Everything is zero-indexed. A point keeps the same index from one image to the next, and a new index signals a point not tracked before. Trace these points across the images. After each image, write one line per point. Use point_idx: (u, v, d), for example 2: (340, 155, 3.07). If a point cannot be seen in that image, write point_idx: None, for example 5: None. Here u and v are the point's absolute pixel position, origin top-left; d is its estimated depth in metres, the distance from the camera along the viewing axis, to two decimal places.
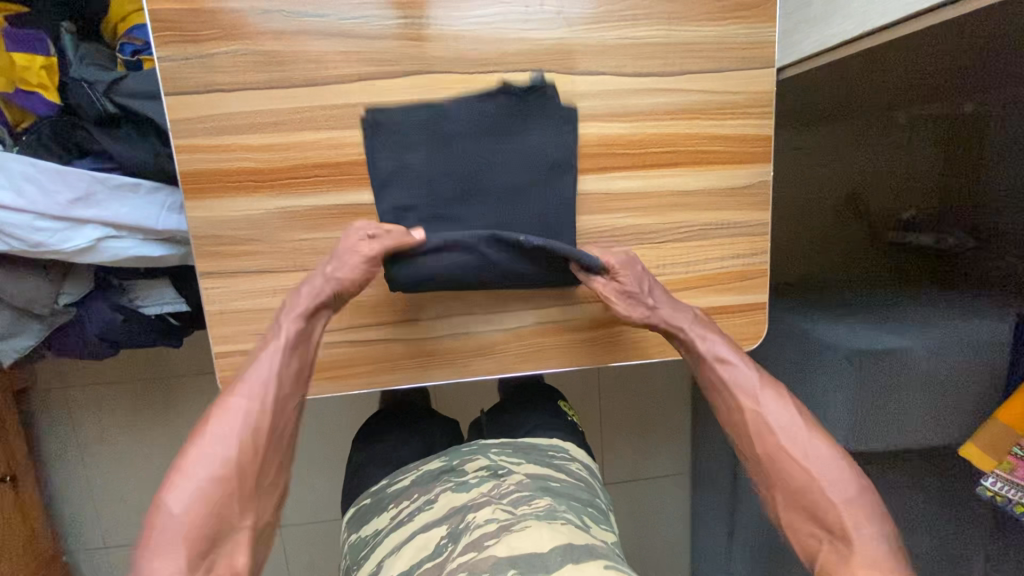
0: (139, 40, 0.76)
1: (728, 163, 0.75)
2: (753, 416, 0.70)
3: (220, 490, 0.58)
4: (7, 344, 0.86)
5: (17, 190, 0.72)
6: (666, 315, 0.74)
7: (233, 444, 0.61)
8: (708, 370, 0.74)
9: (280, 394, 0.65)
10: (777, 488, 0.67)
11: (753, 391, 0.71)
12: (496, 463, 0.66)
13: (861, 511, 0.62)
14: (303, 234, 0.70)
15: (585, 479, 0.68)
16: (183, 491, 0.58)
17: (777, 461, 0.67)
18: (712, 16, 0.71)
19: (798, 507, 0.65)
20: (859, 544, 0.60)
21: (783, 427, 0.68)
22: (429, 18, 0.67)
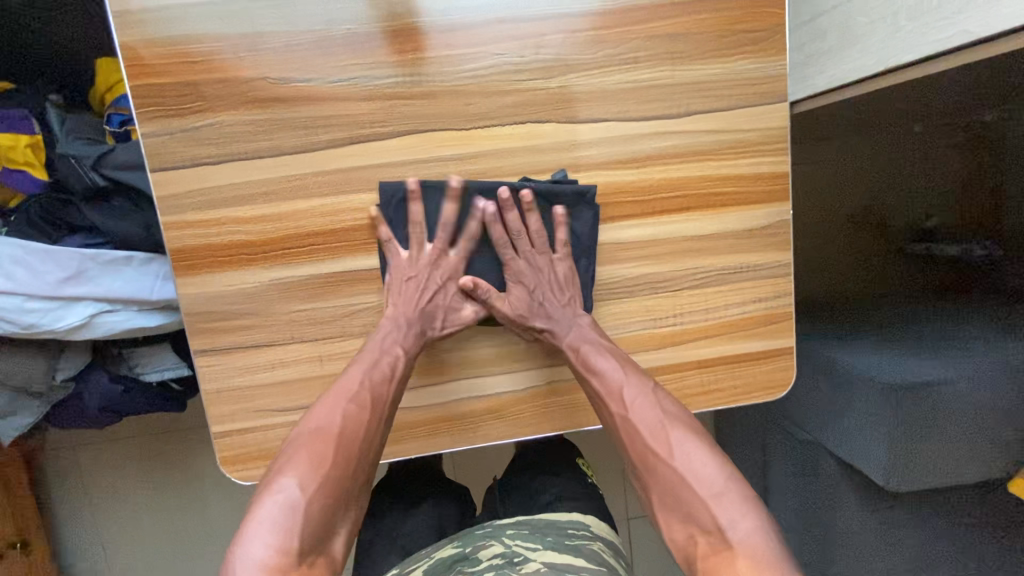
0: (125, 108, 0.74)
1: (743, 204, 0.71)
2: (625, 421, 0.65)
3: (334, 485, 0.56)
4: (7, 423, 0.84)
5: (6, 273, 0.70)
6: (561, 333, 0.69)
7: (350, 438, 0.60)
8: (582, 382, 0.69)
9: (380, 401, 0.64)
10: (654, 491, 0.61)
11: (625, 391, 0.66)
12: (512, 550, 0.63)
13: (735, 504, 0.56)
14: (300, 304, 0.67)
15: (606, 561, 0.63)
16: (291, 475, 0.55)
17: (651, 464, 0.62)
18: (718, 52, 0.67)
19: (677, 510, 0.59)
20: (737, 542, 0.53)
21: (654, 429, 0.63)
22: (421, 75, 0.64)
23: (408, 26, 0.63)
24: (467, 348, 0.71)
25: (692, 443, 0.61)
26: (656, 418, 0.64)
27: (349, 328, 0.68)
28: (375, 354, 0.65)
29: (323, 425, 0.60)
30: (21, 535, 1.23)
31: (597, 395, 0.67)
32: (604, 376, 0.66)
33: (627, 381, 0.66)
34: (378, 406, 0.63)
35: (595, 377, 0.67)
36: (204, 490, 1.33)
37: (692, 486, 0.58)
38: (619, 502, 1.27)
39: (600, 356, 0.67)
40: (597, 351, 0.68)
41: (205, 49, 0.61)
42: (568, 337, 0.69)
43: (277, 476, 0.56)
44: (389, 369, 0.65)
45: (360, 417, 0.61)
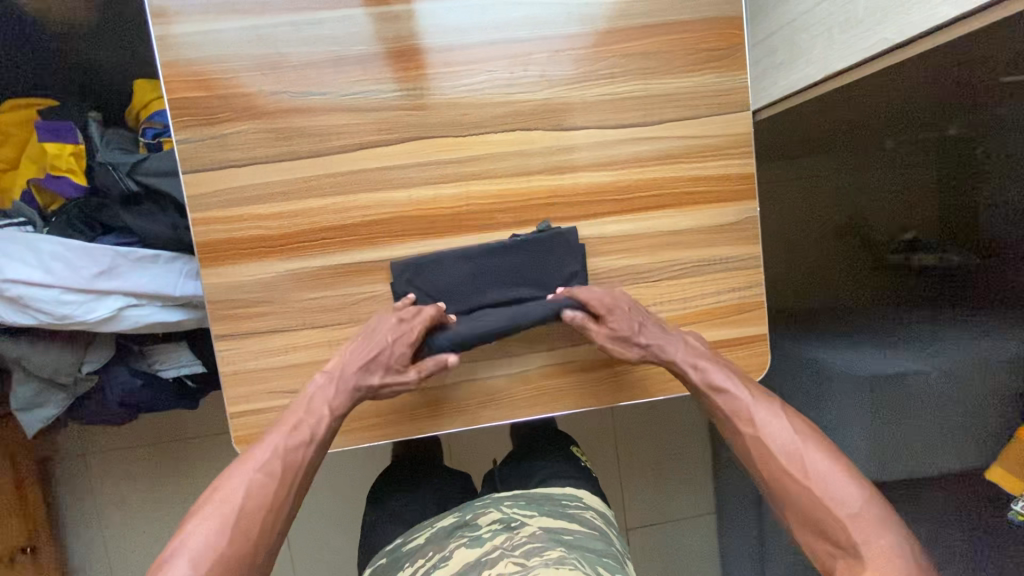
0: (159, 123, 0.83)
1: (713, 202, 0.79)
2: (755, 442, 0.68)
3: (229, 560, 0.58)
4: (34, 416, 0.90)
5: (45, 267, 0.77)
6: (667, 349, 0.74)
7: (250, 511, 0.61)
8: (703, 399, 0.73)
9: (292, 470, 0.65)
10: (786, 509, 0.65)
11: (753, 410, 0.70)
12: (510, 516, 0.69)
13: (872, 523, 0.60)
14: (311, 293, 0.74)
15: (598, 526, 0.70)
16: (187, 553, 0.58)
17: (784, 484, 0.65)
18: (686, 67, 0.76)
19: (811, 526, 0.63)
20: (870, 557, 0.58)
21: (786, 447, 0.66)
22: (424, 89, 0.73)
23: (412, 47, 0.72)
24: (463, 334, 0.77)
25: (820, 458, 0.65)
26: (785, 435, 0.67)
27: (356, 315, 0.75)
28: (310, 416, 0.68)
29: (224, 501, 0.62)
30: (32, 540, 1.27)
31: (717, 410, 0.72)
32: (722, 395, 0.71)
33: (754, 402, 0.70)
34: (288, 474, 0.65)
35: (719, 395, 0.72)
36: None
37: (824, 504, 0.62)
38: (616, 506, 1.30)
39: (722, 374, 0.72)
40: (686, 365, 0.73)
41: (234, 67, 0.70)
42: (675, 354, 0.74)
43: (176, 553, 0.58)
44: (310, 433, 0.67)
45: (267, 489, 0.63)
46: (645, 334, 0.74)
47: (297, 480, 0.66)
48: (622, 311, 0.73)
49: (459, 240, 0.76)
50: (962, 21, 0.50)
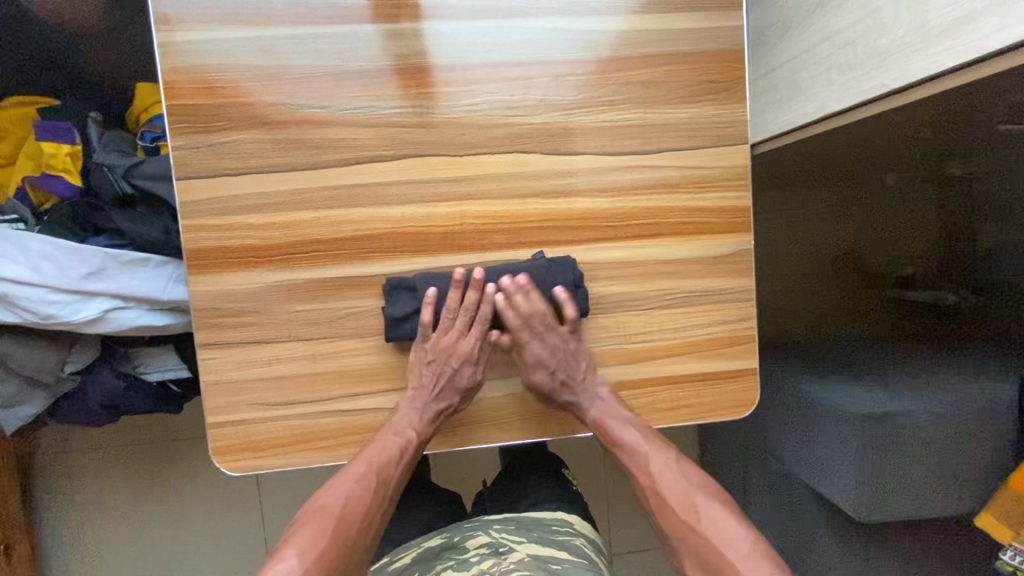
0: (159, 128, 0.83)
1: (709, 233, 0.78)
2: (655, 493, 0.72)
3: (330, 554, 0.64)
4: (13, 413, 0.89)
5: (34, 266, 0.76)
6: (588, 397, 0.76)
7: (347, 515, 0.67)
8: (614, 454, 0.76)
9: (387, 483, 0.71)
10: (683, 558, 0.67)
11: (655, 466, 0.73)
12: (497, 541, 0.71)
13: (760, 565, 0.62)
14: (298, 305, 0.73)
15: (588, 555, 0.70)
16: (294, 550, 0.63)
17: (682, 534, 0.68)
18: (686, 98, 0.76)
19: (707, 573, 0.65)
20: None
21: (683, 499, 0.70)
22: (423, 106, 0.73)
23: (414, 65, 0.72)
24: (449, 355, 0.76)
25: (715, 508, 0.69)
26: (684, 486, 0.72)
27: (343, 329, 0.74)
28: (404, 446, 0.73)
29: (326, 505, 0.68)
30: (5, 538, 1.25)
31: (624, 461, 0.75)
32: (627, 443, 0.74)
33: (656, 457, 0.74)
34: (382, 486, 0.71)
35: (623, 449, 0.75)
36: (192, 502, 1.36)
37: (719, 548, 0.65)
38: (602, 530, 1.28)
39: (628, 428, 0.75)
40: (623, 438, 0.74)
41: (234, 76, 0.70)
42: (592, 404, 0.76)
43: (281, 550, 0.63)
44: (400, 450, 0.72)
45: (363, 497, 0.69)
46: (604, 405, 0.76)
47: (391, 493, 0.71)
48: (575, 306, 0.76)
49: (450, 259, 0.75)
50: (980, 64, 0.48)
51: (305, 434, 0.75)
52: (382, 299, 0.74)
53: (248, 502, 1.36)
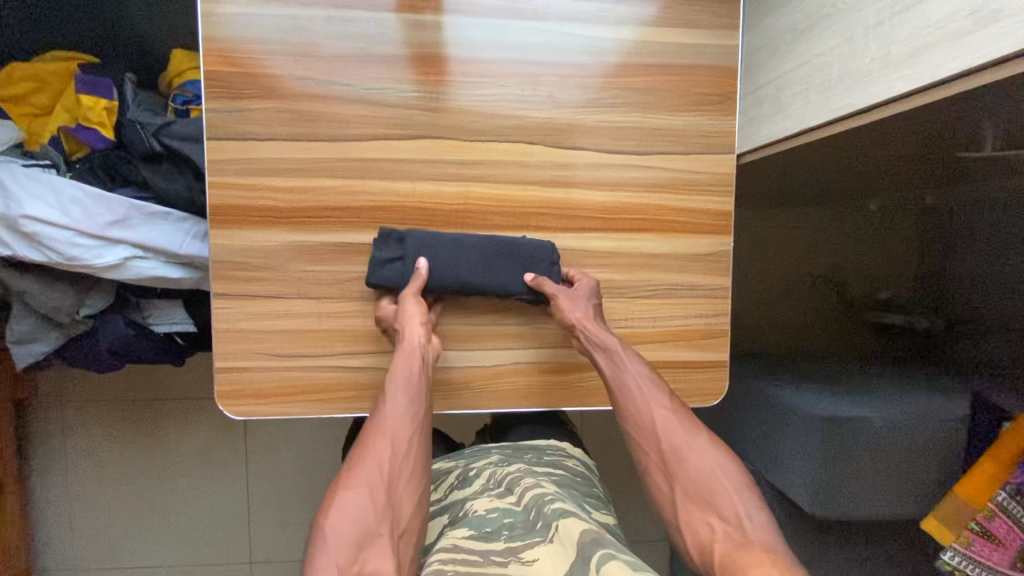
0: (189, 92, 0.89)
1: (693, 232, 0.85)
2: (651, 428, 0.75)
3: (364, 501, 0.65)
4: (26, 349, 0.93)
5: (63, 210, 0.81)
6: (598, 333, 0.79)
7: (378, 464, 0.68)
8: (617, 383, 0.78)
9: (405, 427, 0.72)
10: (676, 485, 0.71)
11: (660, 400, 0.77)
12: (497, 458, 0.87)
13: (749, 498, 0.67)
14: (309, 266, 0.79)
15: (578, 471, 0.88)
16: (340, 502, 0.65)
17: (680, 462, 0.72)
18: (681, 107, 0.83)
19: (699, 498, 0.69)
20: (751, 526, 0.64)
21: (683, 432, 0.74)
22: (440, 92, 0.79)
23: (434, 54, 0.78)
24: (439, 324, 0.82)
25: (708, 446, 0.73)
26: (679, 424, 0.75)
27: (349, 291, 0.80)
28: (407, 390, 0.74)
29: (357, 451, 0.70)
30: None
31: (619, 394, 0.78)
32: (624, 378, 0.78)
33: (661, 393, 0.78)
34: (405, 429, 0.72)
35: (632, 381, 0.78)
36: (182, 458, 1.41)
37: (715, 480, 0.69)
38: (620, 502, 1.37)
39: (637, 365, 0.78)
40: (621, 377, 0.78)
41: (267, 49, 0.76)
42: (605, 338, 0.79)
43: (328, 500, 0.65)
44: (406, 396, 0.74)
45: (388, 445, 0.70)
46: (600, 357, 0.79)
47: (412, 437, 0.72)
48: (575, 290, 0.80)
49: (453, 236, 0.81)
50: (934, 89, 0.54)
51: (306, 386, 0.80)
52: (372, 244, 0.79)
53: (236, 463, 1.42)
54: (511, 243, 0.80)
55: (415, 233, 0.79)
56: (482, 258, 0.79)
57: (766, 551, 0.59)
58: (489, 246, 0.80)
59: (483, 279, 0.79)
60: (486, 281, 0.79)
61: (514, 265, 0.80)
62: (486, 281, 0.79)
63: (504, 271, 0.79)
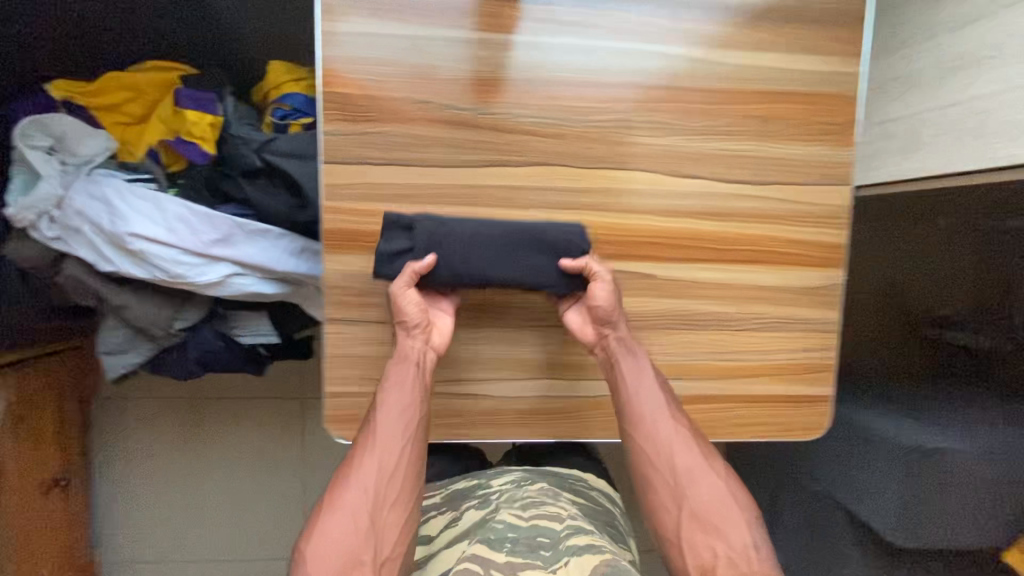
0: (288, 105, 0.86)
1: (804, 265, 0.83)
2: (664, 448, 0.76)
3: (352, 527, 0.68)
4: (118, 359, 0.94)
5: (169, 227, 0.80)
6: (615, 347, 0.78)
7: (366, 484, 0.70)
8: (629, 397, 0.77)
9: (390, 441, 0.72)
10: (685, 508, 0.74)
11: (670, 420, 0.78)
12: (518, 478, 0.89)
13: (752, 527, 0.73)
14: (421, 292, 0.78)
15: (598, 503, 0.91)
16: (327, 527, 0.68)
17: (692, 485, 0.75)
18: (801, 136, 0.80)
19: (705, 527, 0.73)
20: (756, 563, 0.70)
21: (693, 456, 0.76)
22: (558, 118, 0.77)
23: (554, 79, 0.76)
24: (503, 346, 0.82)
25: (715, 475, 0.76)
26: (689, 445, 0.77)
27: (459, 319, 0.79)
28: (401, 404, 0.74)
29: (348, 469, 0.72)
30: (65, 474, 1.31)
31: (633, 409, 0.77)
32: (639, 393, 0.77)
33: (672, 413, 0.78)
34: (393, 448, 0.72)
35: (644, 397, 0.77)
36: (242, 457, 1.42)
37: (722, 507, 0.74)
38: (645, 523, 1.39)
39: (650, 380, 0.78)
40: (640, 391, 0.77)
41: (387, 71, 0.74)
42: (621, 352, 0.78)
43: (316, 522, 0.69)
44: (394, 410, 0.73)
45: (376, 464, 0.71)
46: (620, 362, 0.78)
47: (401, 454, 0.73)
48: (595, 287, 0.77)
49: None
50: None
51: None
52: (380, 233, 0.76)
53: (296, 464, 1.43)
54: (541, 228, 0.77)
55: (431, 223, 0.75)
56: (502, 250, 0.76)
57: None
58: (504, 236, 0.76)
59: (506, 271, 0.76)
60: (508, 274, 0.77)
61: (537, 256, 0.77)
62: (508, 274, 0.77)
63: (526, 264, 0.77)
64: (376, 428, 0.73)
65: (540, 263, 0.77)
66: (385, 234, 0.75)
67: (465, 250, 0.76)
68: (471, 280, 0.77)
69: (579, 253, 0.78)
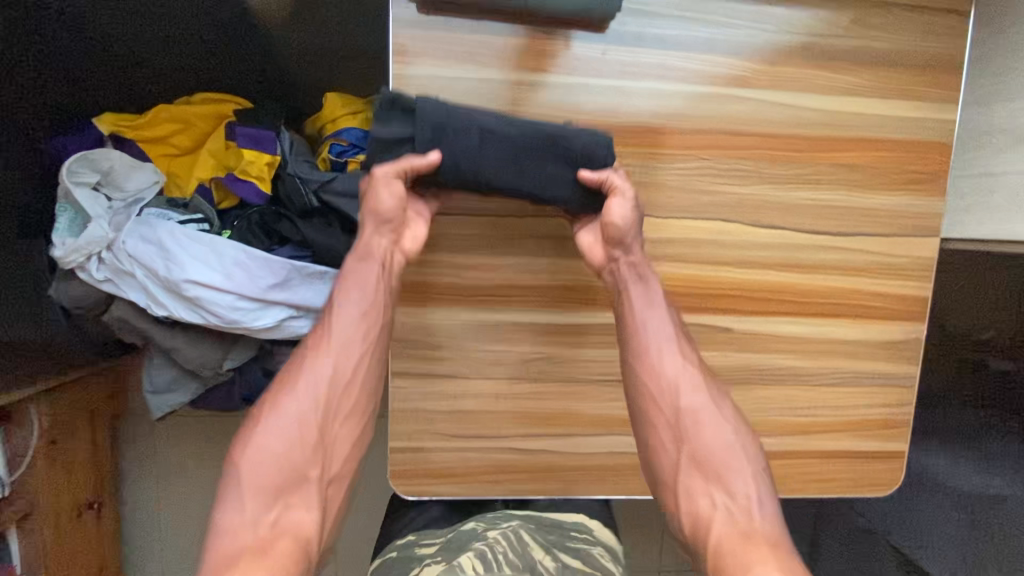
0: (344, 141, 0.82)
1: (885, 318, 0.80)
2: (668, 383, 0.70)
3: (295, 432, 0.66)
4: (165, 399, 0.90)
5: (226, 273, 0.77)
6: (627, 261, 0.71)
7: (316, 391, 0.67)
8: (628, 315, 0.71)
9: (350, 353, 0.69)
10: (682, 449, 0.69)
11: (672, 346, 0.71)
12: (523, 540, 0.78)
13: (757, 478, 0.68)
14: (490, 345, 0.75)
15: (601, 566, 0.78)
16: (270, 437, 0.65)
17: (693, 425, 0.69)
18: (890, 185, 0.77)
19: (711, 480, 0.67)
20: (758, 517, 0.65)
21: (693, 390, 0.70)
22: (638, 165, 0.73)
23: (636, 124, 0.72)
24: (574, 402, 0.77)
25: (722, 419, 0.70)
26: (697, 384, 0.71)
27: (529, 372, 0.76)
28: (365, 313, 0.69)
29: (297, 373, 0.68)
30: (99, 497, 1.27)
31: (637, 339, 0.71)
32: (645, 323, 0.71)
33: (676, 340, 0.72)
34: (350, 360, 0.69)
35: (648, 320, 0.71)
36: None
37: (726, 455, 0.68)
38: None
39: (653, 302, 0.71)
40: (645, 320, 0.71)
41: None
42: (630, 266, 0.71)
43: (257, 420, 0.66)
44: (355, 317, 0.69)
45: (330, 373, 0.68)
46: (630, 289, 0.71)
47: (358, 368, 0.69)
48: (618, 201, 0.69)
49: None
50: None
51: (479, 467, 0.77)
52: (375, 113, 0.68)
53: None
54: (554, 132, 0.68)
55: (437, 108, 0.66)
56: (512, 149, 0.67)
57: (769, 549, 0.61)
58: (509, 140, 0.67)
59: (513, 175, 0.68)
60: (515, 180, 0.68)
61: (550, 163, 0.69)
62: (516, 178, 0.68)
63: (537, 168, 0.69)
64: (331, 330, 0.69)
65: (552, 171, 0.69)
66: (382, 112, 0.67)
67: (470, 144, 0.67)
68: (471, 180, 0.69)
69: (600, 163, 0.69)
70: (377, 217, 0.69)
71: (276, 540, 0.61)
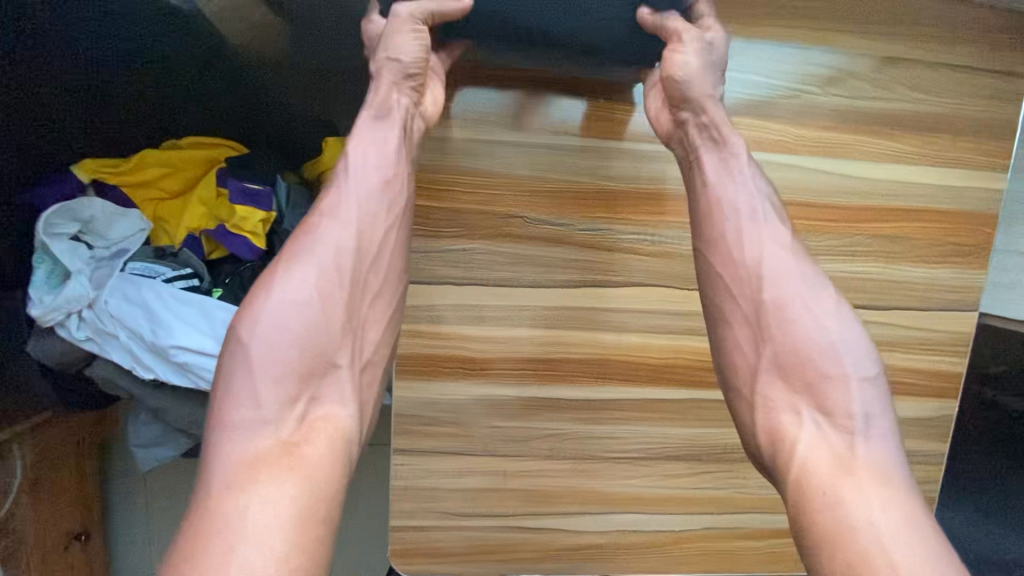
0: None
1: (919, 395, 0.75)
2: (749, 271, 0.55)
3: (306, 318, 0.50)
4: (150, 452, 0.83)
5: (217, 337, 0.71)
6: (700, 103, 0.60)
7: (333, 261, 0.53)
8: (697, 178, 0.60)
9: (374, 213, 0.56)
10: (769, 349, 0.53)
11: (753, 215, 0.57)
12: None
13: (871, 390, 0.49)
14: (501, 421, 0.70)
15: None
16: (272, 317, 0.49)
17: (783, 314, 0.53)
18: (932, 257, 0.72)
19: (801, 383, 0.51)
20: (863, 441, 0.47)
21: (778, 274, 0.55)
22: (662, 233, 0.68)
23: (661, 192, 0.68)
24: (588, 479, 0.73)
25: (822, 310, 0.53)
26: (795, 270, 0.55)
27: (542, 450, 0.72)
28: (389, 168, 0.57)
29: (306, 237, 0.53)
30: None
31: (713, 217, 0.58)
32: (722, 197, 0.58)
33: (760, 211, 0.57)
34: (371, 224, 0.56)
35: (727, 185, 0.58)
36: None
37: (824, 356, 0.51)
38: None
39: (729, 166, 0.59)
40: (723, 194, 0.58)
41: (477, 182, 0.65)
42: (702, 97, 0.59)
43: (253, 302, 0.50)
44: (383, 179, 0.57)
45: (350, 240, 0.54)
46: (703, 156, 0.60)
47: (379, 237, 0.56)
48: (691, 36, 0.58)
49: (659, 392, 0.72)
50: None
51: (485, 545, 0.73)
52: None
53: None
54: None
55: None
56: None
57: (878, 487, 0.45)
58: None
59: (575, 15, 0.55)
60: (578, 17, 0.56)
61: None
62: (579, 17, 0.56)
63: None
64: (354, 196, 0.56)
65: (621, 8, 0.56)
66: None
67: None
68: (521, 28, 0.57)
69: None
70: (396, 66, 0.58)
71: (304, 433, 0.47)
